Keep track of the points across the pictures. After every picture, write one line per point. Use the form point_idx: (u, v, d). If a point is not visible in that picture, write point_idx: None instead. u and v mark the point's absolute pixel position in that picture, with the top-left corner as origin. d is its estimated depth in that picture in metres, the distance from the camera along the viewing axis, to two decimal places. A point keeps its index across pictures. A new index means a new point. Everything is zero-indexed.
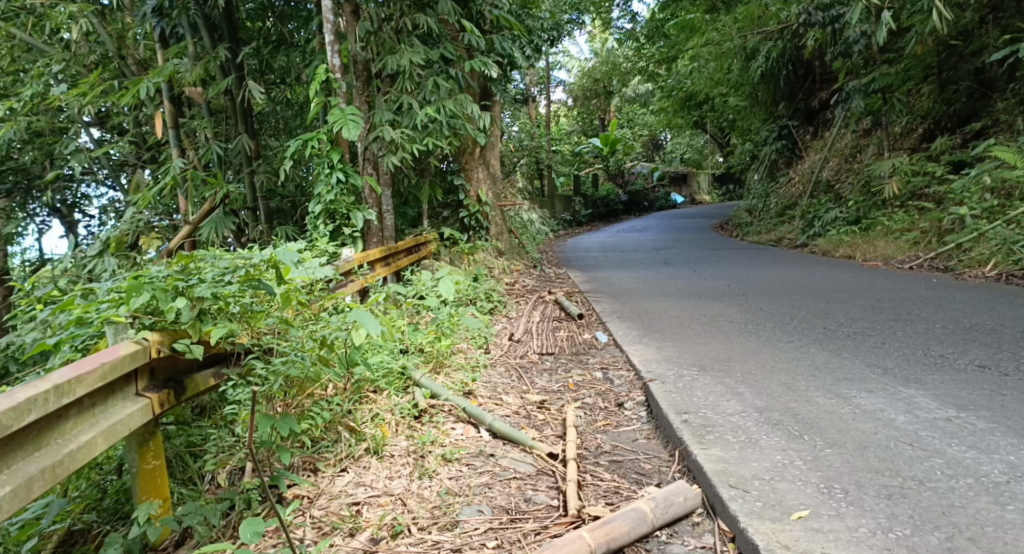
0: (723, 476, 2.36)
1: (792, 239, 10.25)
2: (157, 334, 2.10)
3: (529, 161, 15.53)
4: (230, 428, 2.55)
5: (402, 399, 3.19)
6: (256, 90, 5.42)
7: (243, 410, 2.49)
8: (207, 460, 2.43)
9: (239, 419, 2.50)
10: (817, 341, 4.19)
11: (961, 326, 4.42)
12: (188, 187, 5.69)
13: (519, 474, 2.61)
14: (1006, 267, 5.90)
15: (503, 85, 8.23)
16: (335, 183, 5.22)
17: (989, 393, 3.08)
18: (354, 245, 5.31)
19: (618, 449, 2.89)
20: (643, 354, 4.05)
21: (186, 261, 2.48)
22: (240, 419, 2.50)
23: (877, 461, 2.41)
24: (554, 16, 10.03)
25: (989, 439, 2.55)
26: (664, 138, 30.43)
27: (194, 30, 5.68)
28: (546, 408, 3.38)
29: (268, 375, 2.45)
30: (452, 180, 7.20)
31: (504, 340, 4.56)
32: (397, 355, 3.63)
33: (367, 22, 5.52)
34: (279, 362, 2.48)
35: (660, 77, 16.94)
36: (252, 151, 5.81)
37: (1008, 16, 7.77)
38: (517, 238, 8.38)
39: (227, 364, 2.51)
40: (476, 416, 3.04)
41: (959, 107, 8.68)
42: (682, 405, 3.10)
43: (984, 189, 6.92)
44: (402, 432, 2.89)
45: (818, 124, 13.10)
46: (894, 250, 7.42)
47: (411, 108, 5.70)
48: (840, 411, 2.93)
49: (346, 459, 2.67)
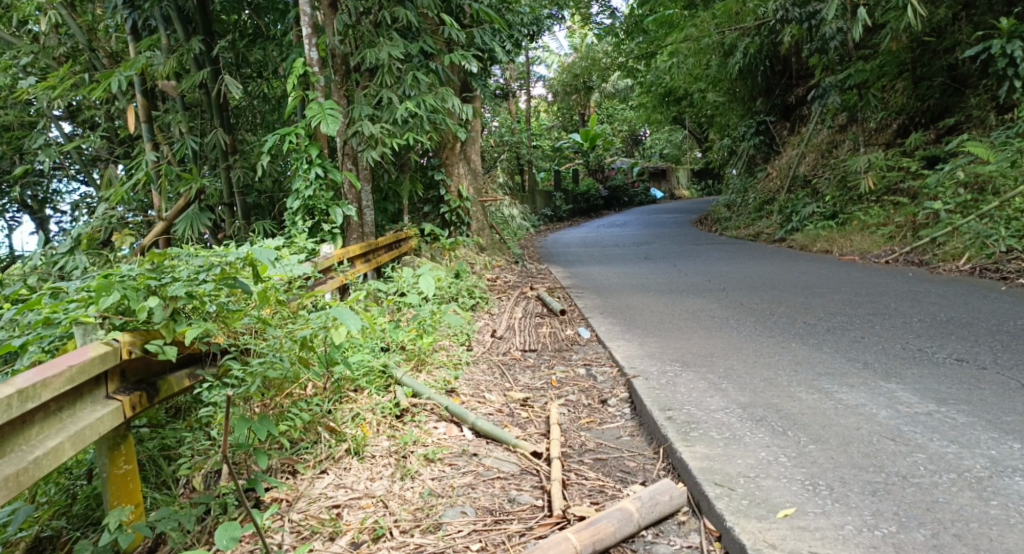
0: (708, 474, 2.35)
1: (770, 234, 10.31)
2: (129, 334, 2.02)
3: (509, 156, 15.49)
4: (205, 431, 2.47)
5: (383, 398, 3.13)
6: (233, 84, 5.29)
7: (219, 412, 2.41)
8: (181, 464, 2.35)
9: (215, 421, 2.43)
10: (798, 335, 4.21)
11: (938, 320, 4.47)
12: (162, 182, 5.56)
13: (502, 474, 2.58)
14: (980, 261, 5.99)
15: (483, 79, 8.14)
16: (314, 178, 5.14)
17: (968, 387, 3.10)
18: (333, 241, 5.23)
19: (602, 446, 2.87)
20: (626, 350, 4.04)
21: (159, 259, 2.39)
22: (216, 422, 2.43)
23: (861, 457, 2.41)
24: (534, 10, 9.99)
25: (971, 433, 2.57)
26: (644, 134, 30.56)
27: (167, 22, 5.55)
28: (529, 406, 3.35)
29: (245, 376, 2.38)
30: (433, 176, 7.14)
31: (486, 337, 4.53)
32: (378, 353, 3.57)
33: (345, 14, 5.49)
34: (255, 363, 2.41)
35: (639, 73, 16.97)
36: (229, 145, 5.68)
37: (979, 13, 7.91)
38: (498, 233, 8.34)
39: (202, 364, 2.43)
40: (458, 414, 3.00)
41: (933, 103, 8.81)
42: (666, 402, 3.09)
43: (958, 184, 7.03)
44: (383, 432, 2.84)
45: (795, 119, 13.19)
46: (870, 245, 7.51)
47: (390, 102, 5.61)
48: (823, 406, 2.94)
49: (325, 461, 2.60)
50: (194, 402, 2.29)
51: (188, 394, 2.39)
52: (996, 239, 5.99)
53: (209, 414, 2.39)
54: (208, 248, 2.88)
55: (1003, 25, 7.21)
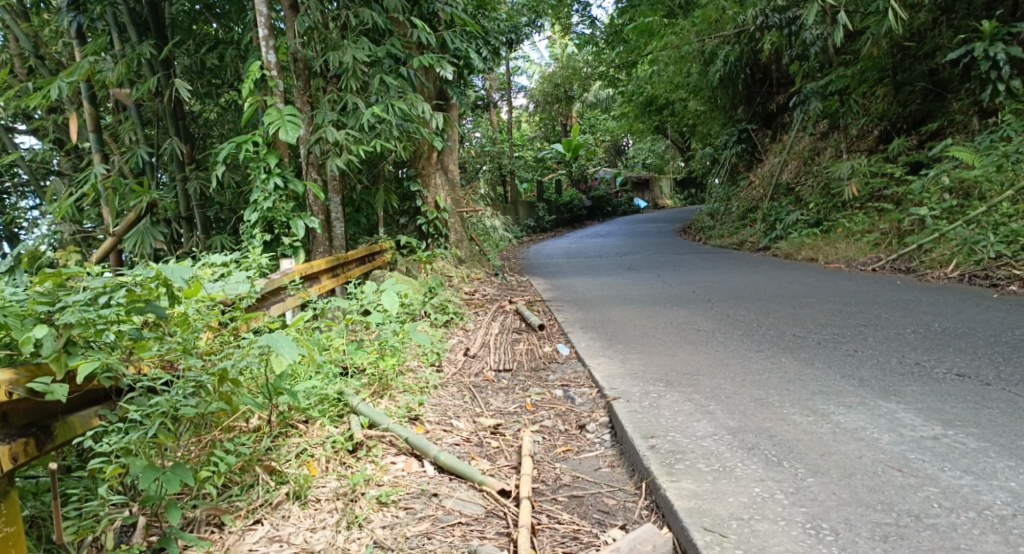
0: (696, 517, 2.08)
1: (754, 242, 10.13)
2: (10, 373, 1.70)
3: (490, 166, 15.25)
4: (105, 483, 2.13)
5: (336, 429, 2.84)
6: (183, 87, 4.98)
7: (112, 464, 2.07)
8: (72, 525, 2.02)
9: (107, 476, 2.06)
10: (788, 349, 3.96)
11: (932, 330, 4.24)
12: (111, 197, 5.22)
13: (464, 519, 2.30)
14: (967, 268, 5.81)
15: (460, 88, 7.91)
16: (273, 189, 4.81)
17: (974, 406, 2.85)
18: (295, 256, 4.91)
19: (578, 481, 2.60)
20: (606, 368, 3.76)
21: (54, 281, 2.10)
22: (108, 477, 2.06)
23: (867, 492, 2.14)
24: (511, 18, 9.83)
25: (985, 461, 2.31)
26: (627, 145, 30.73)
27: (120, 27, 5.27)
28: (500, 434, 3.07)
29: (144, 419, 2.11)
30: (408, 187, 6.81)
31: (458, 356, 4.23)
32: (334, 379, 3.25)
33: (307, 17, 5.16)
34: (161, 403, 2.15)
35: (620, 82, 16.93)
36: (184, 155, 5.37)
37: (960, 17, 7.82)
38: (477, 245, 8.05)
39: (103, 403, 2.12)
40: (419, 447, 2.71)
41: (914, 108, 8.68)
42: (648, 428, 2.81)
43: (942, 189, 6.86)
44: (333, 470, 2.56)
45: (775, 127, 13.10)
46: (855, 252, 7.34)
47: (356, 107, 5.29)
48: (819, 430, 2.68)
49: (261, 508, 2.30)
50: (88, 448, 1.99)
51: (82, 440, 2.08)
52: (984, 244, 5.80)
53: (104, 463, 2.07)
54: (125, 268, 2.62)
55: (986, 27, 7.10)
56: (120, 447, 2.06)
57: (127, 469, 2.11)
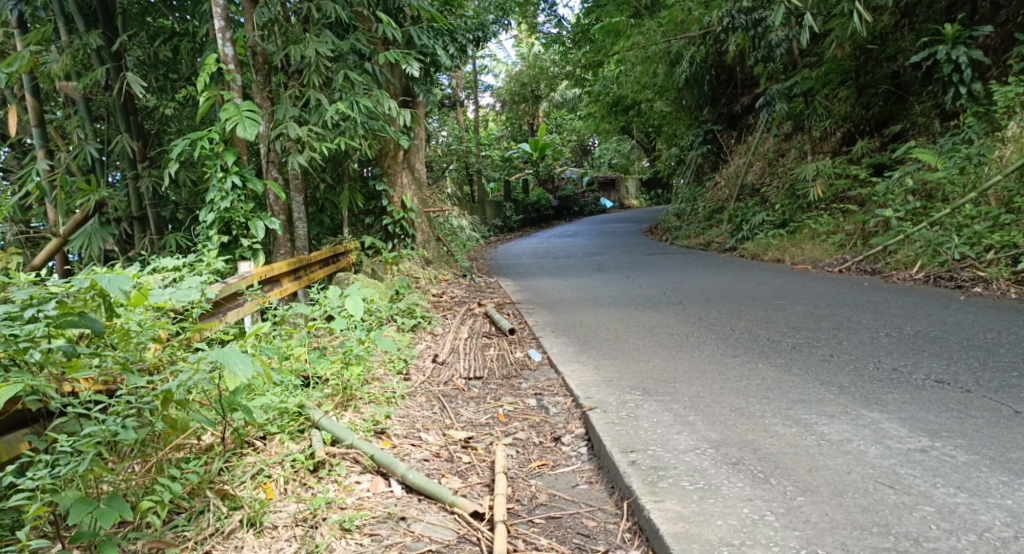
0: (685, 543, 1.97)
1: (721, 243, 10.12)
2: None
3: (457, 166, 14.99)
4: (29, 522, 1.91)
5: (296, 446, 2.64)
6: (134, 82, 4.71)
7: (35, 501, 1.85)
8: None
9: (31, 516, 1.84)
10: (764, 355, 3.87)
11: (905, 334, 4.21)
12: (57, 194, 4.92)
13: (435, 546, 2.14)
14: (932, 269, 5.85)
15: (426, 85, 7.69)
16: (230, 188, 4.54)
17: (958, 415, 2.79)
18: (254, 258, 4.65)
19: (556, 500, 2.45)
20: (582, 375, 3.62)
21: None
22: (31, 517, 1.84)
23: (861, 512, 2.05)
24: (478, 15, 9.63)
25: (977, 476, 2.24)
26: (592, 144, 30.81)
27: (66, 17, 4.94)
28: (471, 448, 2.91)
29: (76, 448, 1.93)
30: (373, 186, 6.57)
31: (427, 363, 4.04)
32: (294, 391, 3.03)
33: (266, 9, 4.90)
34: (94, 431, 1.96)
35: (587, 82, 16.88)
36: (136, 151, 5.09)
37: (920, 21, 7.91)
38: (445, 246, 7.84)
39: (29, 428, 2.01)
40: (385, 465, 2.53)
41: (877, 111, 8.76)
42: (627, 441, 2.68)
43: (906, 191, 6.88)
44: (291, 493, 2.36)
45: (741, 128, 13.15)
46: (821, 253, 7.37)
47: (318, 103, 5.05)
48: (804, 442, 2.58)
49: (211, 538, 2.11)
50: (8, 482, 1.81)
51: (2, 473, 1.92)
52: (949, 247, 5.80)
53: (26, 500, 1.86)
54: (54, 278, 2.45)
55: (948, 31, 7.18)
56: (44, 483, 1.86)
57: (56, 505, 1.89)
